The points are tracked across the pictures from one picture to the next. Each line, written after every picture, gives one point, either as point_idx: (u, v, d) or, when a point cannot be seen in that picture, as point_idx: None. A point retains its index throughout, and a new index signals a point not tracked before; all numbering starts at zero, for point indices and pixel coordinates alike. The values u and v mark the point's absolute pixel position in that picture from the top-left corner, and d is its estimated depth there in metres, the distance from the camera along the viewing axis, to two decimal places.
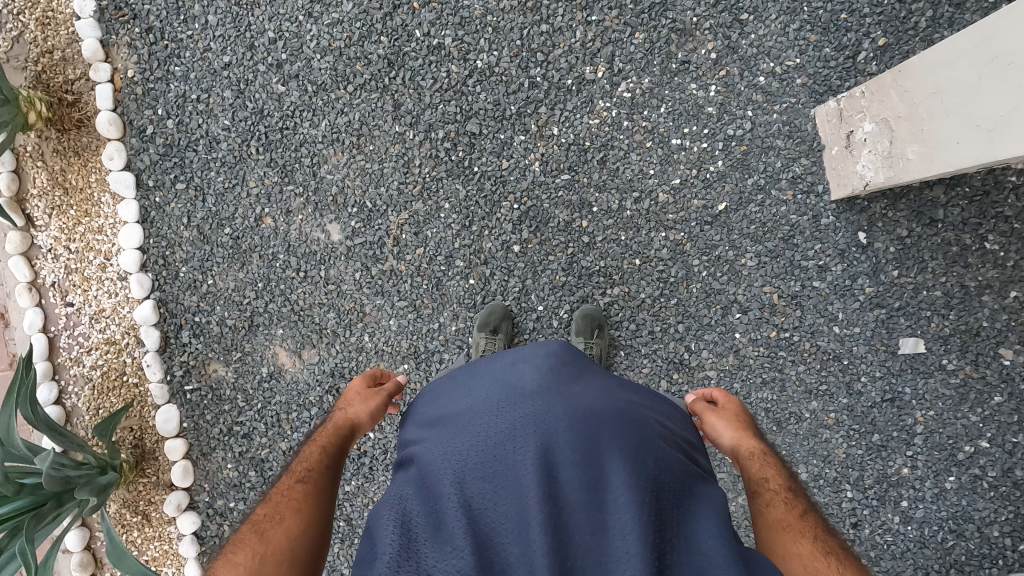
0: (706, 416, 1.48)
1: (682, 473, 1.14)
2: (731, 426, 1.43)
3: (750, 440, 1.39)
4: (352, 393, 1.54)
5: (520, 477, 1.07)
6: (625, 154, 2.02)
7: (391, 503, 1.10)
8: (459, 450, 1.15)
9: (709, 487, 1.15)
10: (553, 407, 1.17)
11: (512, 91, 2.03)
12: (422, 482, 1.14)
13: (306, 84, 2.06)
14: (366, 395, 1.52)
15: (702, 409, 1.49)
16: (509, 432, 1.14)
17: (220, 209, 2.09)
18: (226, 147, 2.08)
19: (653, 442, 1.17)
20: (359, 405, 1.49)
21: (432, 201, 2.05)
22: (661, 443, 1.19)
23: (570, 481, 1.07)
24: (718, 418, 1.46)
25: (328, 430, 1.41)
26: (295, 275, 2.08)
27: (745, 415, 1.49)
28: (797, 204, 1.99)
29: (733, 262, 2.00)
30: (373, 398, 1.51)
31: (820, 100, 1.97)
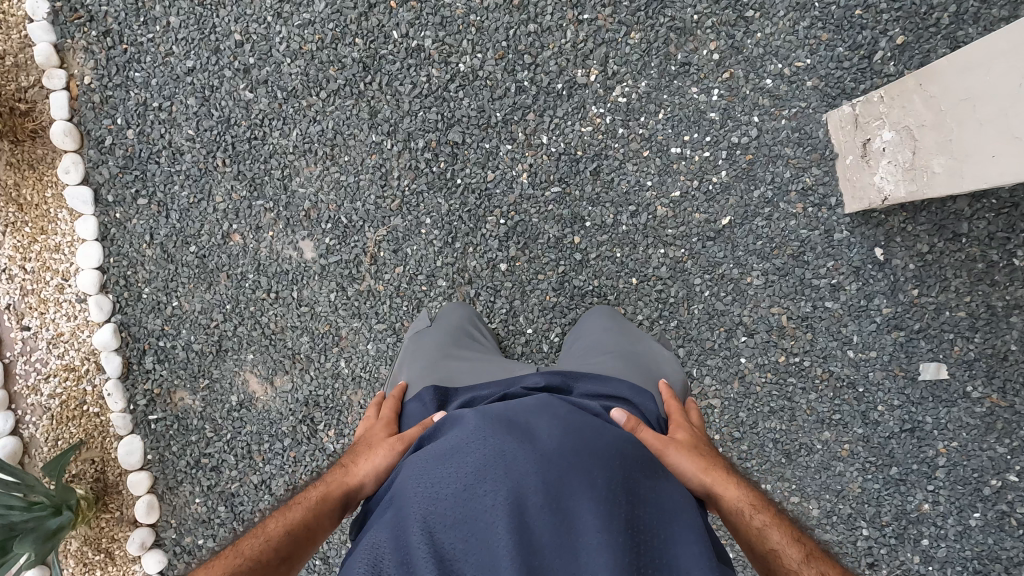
0: (667, 452, 1.21)
1: (668, 509, 0.99)
2: (698, 467, 1.22)
3: (731, 483, 1.21)
4: (370, 439, 1.30)
5: (484, 523, 0.91)
6: (621, 164, 1.86)
7: (362, 548, 0.94)
8: (416, 494, 0.99)
9: (698, 524, 1.00)
10: (531, 443, 1.02)
11: (498, 96, 1.88)
12: (375, 531, 0.98)
13: (276, 91, 1.91)
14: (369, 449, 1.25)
15: (660, 445, 1.21)
16: (471, 469, 0.98)
17: (185, 225, 1.94)
18: (190, 158, 1.93)
19: (631, 474, 1.02)
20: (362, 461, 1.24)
21: (412, 216, 1.90)
22: (643, 472, 1.04)
23: (547, 527, 0.91)
24: (678, 452, 1.22)
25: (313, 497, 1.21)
26: (266, 296, 1.94)
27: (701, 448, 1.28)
28: (808, 217, 1.82)
29: (738, 280, 1.84)
30: (375, 450, 1.24)
31: (834, 104, 1.81)
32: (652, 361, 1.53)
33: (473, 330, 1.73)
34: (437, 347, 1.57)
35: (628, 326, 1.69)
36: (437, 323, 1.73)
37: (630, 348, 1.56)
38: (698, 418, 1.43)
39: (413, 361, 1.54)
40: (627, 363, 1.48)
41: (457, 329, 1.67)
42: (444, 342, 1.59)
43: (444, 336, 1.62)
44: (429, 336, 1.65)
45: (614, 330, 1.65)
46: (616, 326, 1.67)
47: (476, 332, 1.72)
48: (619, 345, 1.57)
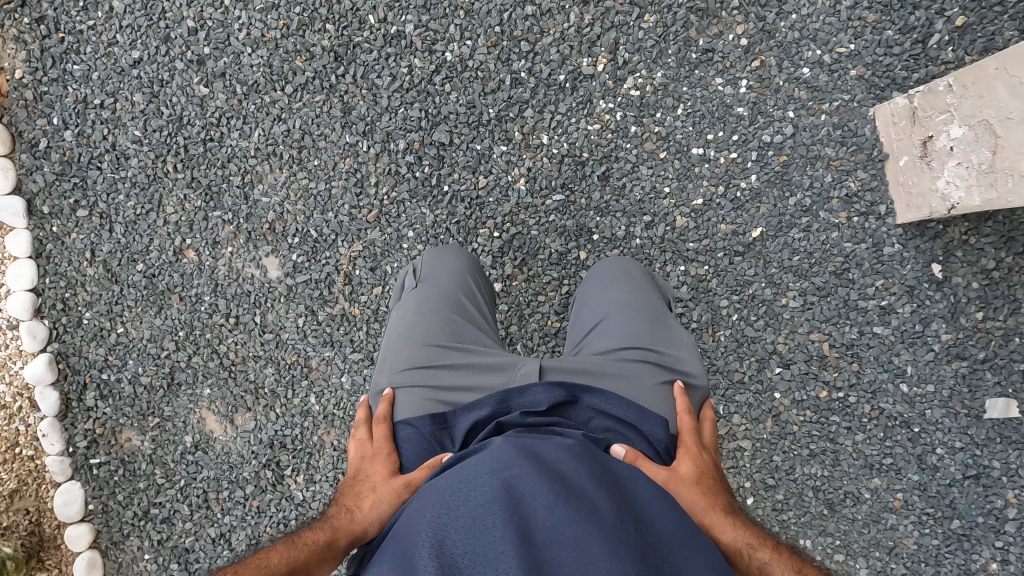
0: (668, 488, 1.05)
1: (682, 534, 0.84)
2: (695, 503, 1.05)
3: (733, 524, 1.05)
4: (371, 475, 1.12)
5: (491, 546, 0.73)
6: (633, 167, 1.60)
7: None
8: (407, 533, 0.81)
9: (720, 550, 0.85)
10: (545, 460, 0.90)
11: (490, 90, 1.62)
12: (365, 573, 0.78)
13: (235, 85, 1.66)
14: (379, 489, 1.08)
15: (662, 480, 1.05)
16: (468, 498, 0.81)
17: (130, 240, 1.68)
18: (136, 164, 1.67)
19: (638, 503, 0.86)
20: (370, 503, 1.07)
21: (392, 229, 1.64)
22: (654, 498, 0.90)
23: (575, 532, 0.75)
24: (677, 485, 1.06)
25: (318, 539, 1.02)
26: (225, 321, 1.68)
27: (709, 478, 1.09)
28: (852, 228, 1.56)
29: (771, 302, 1.58)
30: (385, 492, 1.07)
31: (882, 96, 1.56)
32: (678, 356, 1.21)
33: (469, 282, 1.39)
34: (422, 334, 1.25)
35: (643, 288, 1.34)
36: (420, 281, 1.37)
37: (640, 333, 1.24)
38: (714, 427, 1.21)
39: (396, 354, 1.24)
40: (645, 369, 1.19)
41: (444, 297, 1.32)
42: (431, 325, 1.26)
43: (428, 314, 1.28)
44: (411, 308, 1.32)
45: (621, 303, 1.31)
46: (625, 292, 1.33)
47: (469, 295, 1.38)
48: (626, 332, 1.25)
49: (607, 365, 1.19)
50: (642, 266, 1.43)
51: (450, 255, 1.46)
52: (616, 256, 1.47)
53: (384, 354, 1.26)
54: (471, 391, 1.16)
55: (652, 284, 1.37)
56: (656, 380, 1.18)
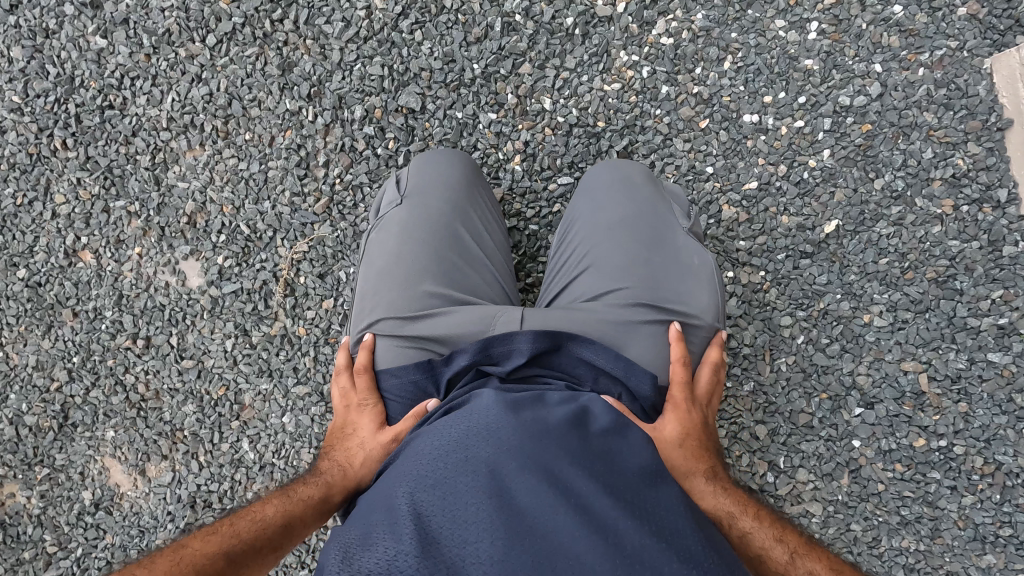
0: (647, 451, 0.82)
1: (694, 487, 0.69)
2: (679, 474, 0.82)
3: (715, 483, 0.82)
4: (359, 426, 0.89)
5: (469, 513, 0.55)
6: (665, 141, 1.21)
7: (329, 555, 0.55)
8: (376, 506, 0.61)
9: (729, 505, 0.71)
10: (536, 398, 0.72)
11: (474, 40, 1.22)
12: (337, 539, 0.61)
13: (140, 35, 1.26)
14: (377, 437, 0.86)
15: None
16: (441, 449, 0.63)
17: (9, 239, 1.30)
18: (15, 139, 1.29)
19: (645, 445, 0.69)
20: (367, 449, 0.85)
21: (346, 223, 1.25)
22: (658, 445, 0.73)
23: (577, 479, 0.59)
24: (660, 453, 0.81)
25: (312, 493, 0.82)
26: (132, 344, 1.29)
27: (688, 435, 0.85)
28: (959, 221, 1.17)
29: (849, 320, 1.19)
30: (383, 439, 0.85)
31: (1002, 42, 1.16)
32: (688, 295, 0.92)
33: (468, 193, 1.08)
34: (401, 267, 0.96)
35: (644, 199, 1.00)
36: (405, 196, 1.04)
37: (637, 265, 0.93)
38: (716, 372, 0.93)
39: (375, 297, 0.95)
40: (651, 311, 0.90)
41: (433, 220, 1.00)
42: (417, 262, 0.96)
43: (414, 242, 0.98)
44: (393, 235, 1.01)
45: (613, 225, 0.99)
46: (618, 208, 1.00)
47: (471, 221, 1.05)
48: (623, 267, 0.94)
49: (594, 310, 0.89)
50: (645, 169, 1.08)
51: (444, 160, 1.11)
52: (610, 161, 1.11)
53: (360, 296, 0.97)
54: (453, 342, 0.87)
55: (654, 193, 1.04)
56: (654, 324, 0.90)
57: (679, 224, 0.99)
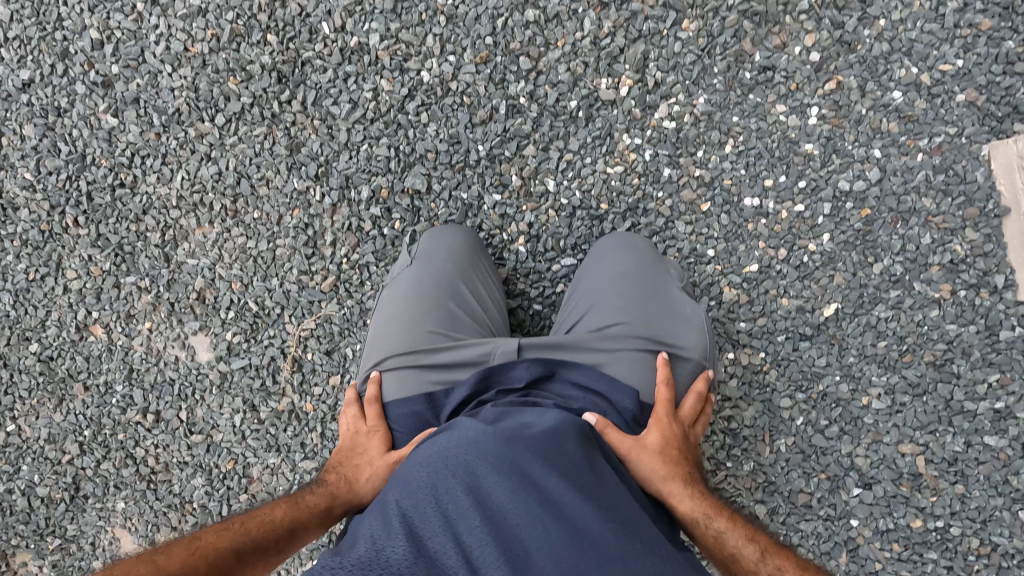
0: (628, 460, 0.85)
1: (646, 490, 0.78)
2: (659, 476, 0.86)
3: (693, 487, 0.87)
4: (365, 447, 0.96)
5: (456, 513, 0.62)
6: (667, 223, 1.23)
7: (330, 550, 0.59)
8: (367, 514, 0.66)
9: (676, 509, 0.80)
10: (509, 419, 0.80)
11: (479, 122, 1.24)
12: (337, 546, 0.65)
13: (149, 114, 1.28)
14: (378, 460, 0.93)
15: (623, 450, 0.86)
16: (427, 461, 0.70)
17: (22, 314, 1.33)
18: (27, 216, 1.31)
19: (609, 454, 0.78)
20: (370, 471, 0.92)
21: (353, 301, 1.27)
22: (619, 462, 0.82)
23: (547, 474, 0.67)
24: (642, 457, 0.86)
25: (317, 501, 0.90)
26: (142, 418, 1.33)
27: (666, 443, 0.90)
28: (957, 306, 1.19)
29: (847, 402, 1.22)
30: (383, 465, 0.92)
31: (1002, 129, 1.17)
32: (679, 336, 1.02)
33: (472, 254, 1.18)
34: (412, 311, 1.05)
35: (640, 254, 1.13)
36: (416, 257, 1.16)
37: (633, 308, 1.04)
38: (701, 399, 1.00)
39: (384, 339, 1.04)
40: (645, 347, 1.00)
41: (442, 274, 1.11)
42: (425, 308, 1.06)
43: (425, 292, 1.08)
44: (405, 287, 1.11)
45: (614, 274, 1.11)
46: (618, 264, 1.13)
47: (476, 278, 1.16)
48: (623, 311, 1.04)
49: (589, 342, 0.99)
50: (644, 237, 1.20)
51: (451, 229, 1.23)
52: (616, 231, 1.23)
53: (371, 340, 1.06)
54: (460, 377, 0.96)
55: (651, 253, 1.16)
56: (641, 356, 0.99)
57: (671, 279, 1.11)
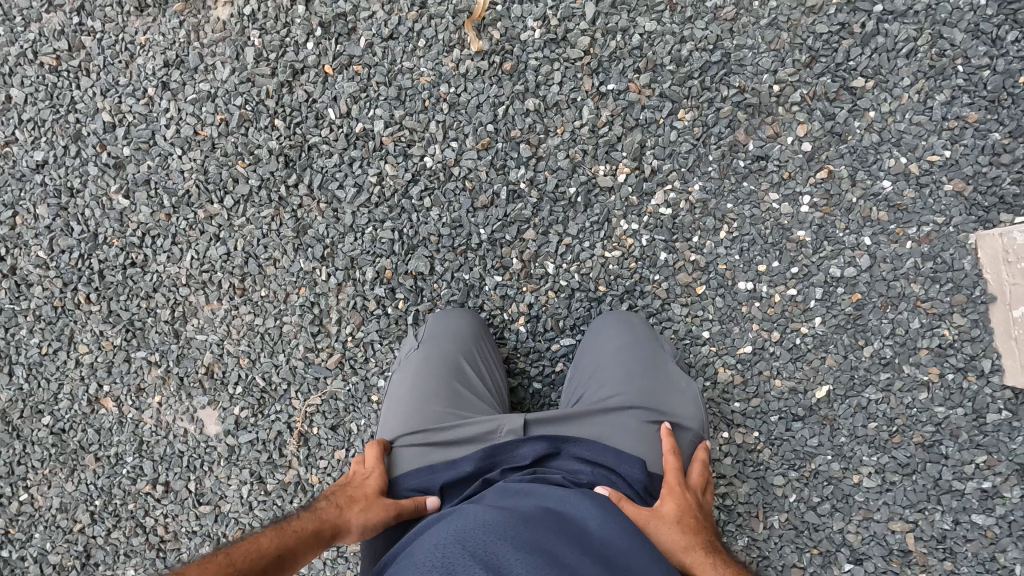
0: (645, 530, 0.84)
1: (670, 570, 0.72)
2: (678, 546, 0.84)
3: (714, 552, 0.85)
4: (361, 485, 0.93)
5: None
6: (663, 305, 1.26)
7: None
8: None
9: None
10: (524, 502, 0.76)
11: (481, 206, 1.27)
12: None
13: (160, 195, 1.32)
14: (372, 500, 0.89)
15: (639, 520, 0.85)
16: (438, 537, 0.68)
17: (35, 387, 1.37)
18: (40, 293, 1.35)
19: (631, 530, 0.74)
20: (364, 510, 0.87)
21: (358, 377, 1.31)
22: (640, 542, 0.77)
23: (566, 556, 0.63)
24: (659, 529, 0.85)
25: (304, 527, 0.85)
26: (151, 489, 1.36)
27: (682, 508, 0.89)
28: (945, 389, 1.23)
29: (839, 480, 1.25)
30: (378, 506, 0.88)
31: (988, 219, 1.20)
32: (680, 407, 1.03)
33: (476, 336, 1.21)
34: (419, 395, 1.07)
35: (638, 331, 1.17)
36: (422, 341, 1.18)
37: (634, 382, 1.05)
38: (706, 466, 0.99)
39: (392, 425, 1.05)
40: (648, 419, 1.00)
41: (446, 356, 1.14)
42: (429, 390, 1.07)
43: (430, 374, 1.10)
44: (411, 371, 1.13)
45: (609, 350, 1.14)
46: (617, 341, 1.15)
47: (479, 358, 1.18)
48: (624, 386, 1.06)
49: (585, 414, 1.01)
50: (642, 317, 1.24)
51: (455, 313, 1.26)
52: (614, 311, 1.26)
53: (380, 426, 1.07)
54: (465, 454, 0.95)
55: (649, 330, 1.19)
56: (641, 425, 0.99)
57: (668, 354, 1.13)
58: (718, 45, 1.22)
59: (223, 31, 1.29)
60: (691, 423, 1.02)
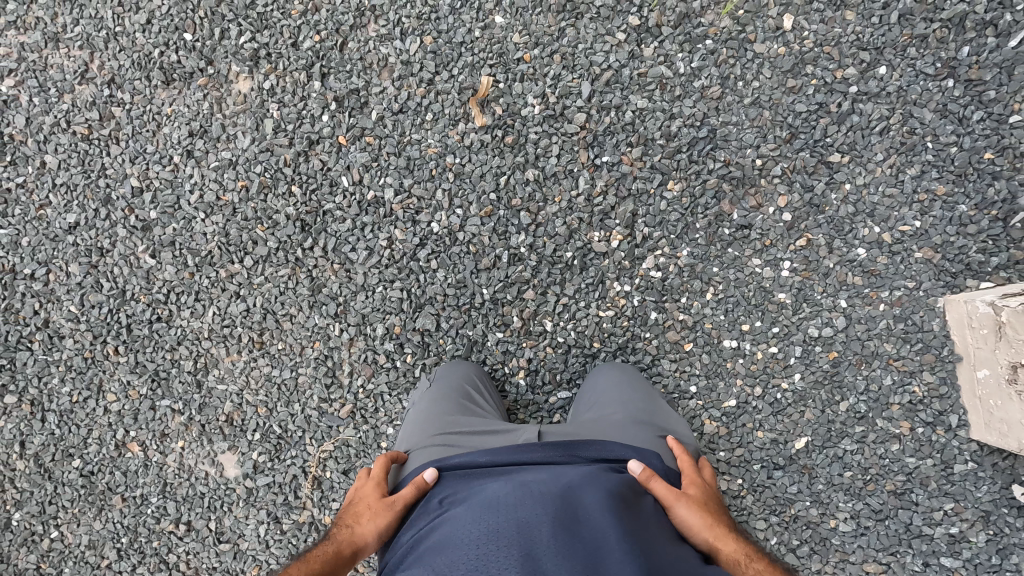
0: (672, 508, 0.88)
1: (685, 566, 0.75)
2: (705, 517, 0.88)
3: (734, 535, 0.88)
4: (366, 498, 0.98)
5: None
6: (653, 361, 1.35)
7: None
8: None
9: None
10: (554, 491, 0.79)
11: (484, 268, 1.36)
12: None
13: (185, 255, 1.41)
14: (377, 505, 0.95)
15: (667, 498, 0.88)
16: (469, 546, 0.69)
17: (65, 432, 1.46)
18: (72, 344, 1.44)
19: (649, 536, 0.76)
20: (372, 518, 0.93)
21: (368, 425, 1.40)
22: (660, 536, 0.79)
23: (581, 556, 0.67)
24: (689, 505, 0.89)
25: (325, 553, 0.92)
26: (174, 528, 1.45)
27: (703, 496, 0.93)
28: (916, 441, 1.31)
29: (817, 524, 1.34)
30: (384, 511, 0.94)
31: (955, 284, 1.29)
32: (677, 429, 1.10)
33: (478, 381, 1.29)
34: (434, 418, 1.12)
35: (628, 374, 1.26)
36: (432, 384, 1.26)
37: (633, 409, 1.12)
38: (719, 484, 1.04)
39: (405, 444, 1.12)
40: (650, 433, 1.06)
41: (455, 392, 1.21)
42: (440, 412, 1.14)
43: (443, 403, 1.16)
44: (422, 405, 1.19)
45: (605, 388, 1.23)
46: (612, 383, 1.24)
47: (484, 396, 1.25)
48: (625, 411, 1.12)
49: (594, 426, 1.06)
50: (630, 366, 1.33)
51: (457, 364, 1.35)
52: (603, 362, 1.35)
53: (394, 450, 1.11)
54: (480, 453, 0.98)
55: (639, 374, 1.28)
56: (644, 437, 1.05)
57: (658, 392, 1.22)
58: (704, 121, 1.32)
59: (244, 103, 1.39)
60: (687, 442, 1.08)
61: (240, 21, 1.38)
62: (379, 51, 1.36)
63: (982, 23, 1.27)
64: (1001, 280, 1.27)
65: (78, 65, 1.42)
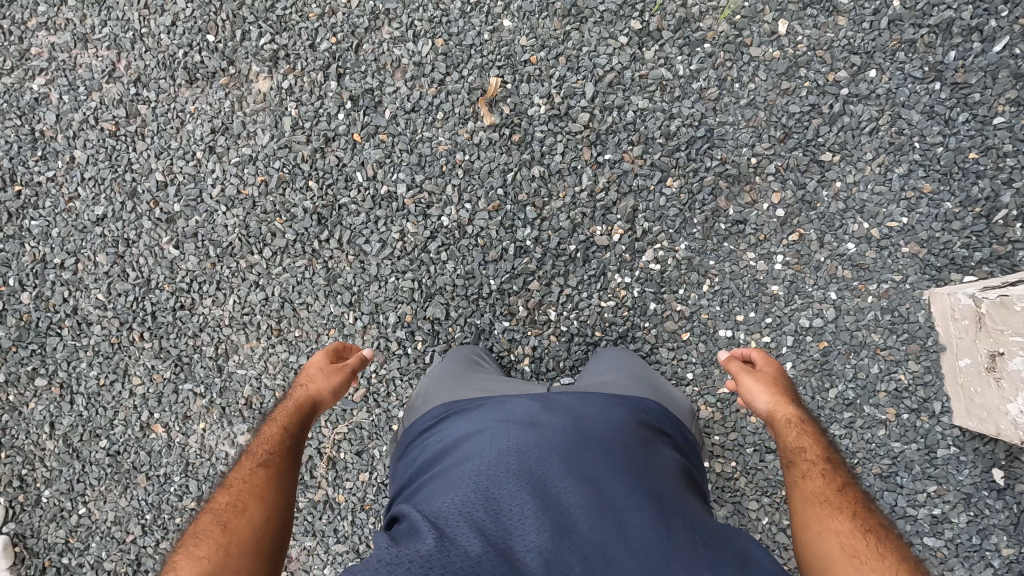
0: (741, 379, 1.08)
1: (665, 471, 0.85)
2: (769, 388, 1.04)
3: (794, 408, 1.01)
4: (309, 372, 1.13)
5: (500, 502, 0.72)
6: (652, 349, 1.42)
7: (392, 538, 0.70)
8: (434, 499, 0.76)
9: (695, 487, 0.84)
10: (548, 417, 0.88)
11: (491, 259, 1.43)
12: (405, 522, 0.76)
13: (207, 246, 1.48)
14: (327, 370, 1.12)
15: (736, 372, 1.09)
16: (476, 467, 0.79)
17: (93, 413, 1.54)
18: (99, 330, 1.52)
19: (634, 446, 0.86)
20: (324, 379, 1.11)
21: (380, 409, 1.47)
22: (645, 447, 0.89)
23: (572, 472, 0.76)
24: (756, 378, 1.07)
25: (289, 407, 1.04)
26: (195, 505, 1.52)
27: (785, 383, 1.07)
28: (902, 427, 1.38)
29: None
30: (334, 374, 1.12)
31: (940, 278, 1.35)
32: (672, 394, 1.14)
33: (485, 357, 1.35)
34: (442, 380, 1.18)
35: (626, 354, 1.32)
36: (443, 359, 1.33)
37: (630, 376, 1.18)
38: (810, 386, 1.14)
39: (411, 400, 1.18)
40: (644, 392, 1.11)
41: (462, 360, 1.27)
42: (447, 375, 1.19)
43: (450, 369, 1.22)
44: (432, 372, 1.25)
45: (610, 362, 1.29)
46: (614, 359, 1.30)
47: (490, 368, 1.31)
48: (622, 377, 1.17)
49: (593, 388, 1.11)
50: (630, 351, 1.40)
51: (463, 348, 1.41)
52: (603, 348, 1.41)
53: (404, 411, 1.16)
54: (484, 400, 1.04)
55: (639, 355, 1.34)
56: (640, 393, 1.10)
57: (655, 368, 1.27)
58: (703, 121, 1.38)
59: (263, 102, 1.46)
60: (682, 404, 1.13)
61: (260, 24, 1.45)
62: (393, 53, 1.43)
63: (968, 29, 1.33)
64: (984, 274, 1.34)
65: (106, 64, 1.49)
